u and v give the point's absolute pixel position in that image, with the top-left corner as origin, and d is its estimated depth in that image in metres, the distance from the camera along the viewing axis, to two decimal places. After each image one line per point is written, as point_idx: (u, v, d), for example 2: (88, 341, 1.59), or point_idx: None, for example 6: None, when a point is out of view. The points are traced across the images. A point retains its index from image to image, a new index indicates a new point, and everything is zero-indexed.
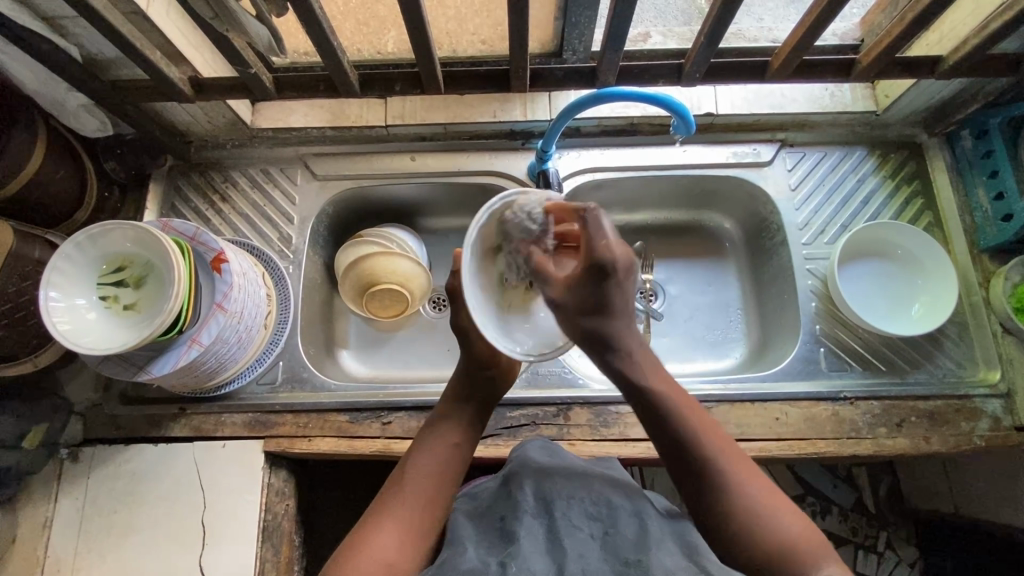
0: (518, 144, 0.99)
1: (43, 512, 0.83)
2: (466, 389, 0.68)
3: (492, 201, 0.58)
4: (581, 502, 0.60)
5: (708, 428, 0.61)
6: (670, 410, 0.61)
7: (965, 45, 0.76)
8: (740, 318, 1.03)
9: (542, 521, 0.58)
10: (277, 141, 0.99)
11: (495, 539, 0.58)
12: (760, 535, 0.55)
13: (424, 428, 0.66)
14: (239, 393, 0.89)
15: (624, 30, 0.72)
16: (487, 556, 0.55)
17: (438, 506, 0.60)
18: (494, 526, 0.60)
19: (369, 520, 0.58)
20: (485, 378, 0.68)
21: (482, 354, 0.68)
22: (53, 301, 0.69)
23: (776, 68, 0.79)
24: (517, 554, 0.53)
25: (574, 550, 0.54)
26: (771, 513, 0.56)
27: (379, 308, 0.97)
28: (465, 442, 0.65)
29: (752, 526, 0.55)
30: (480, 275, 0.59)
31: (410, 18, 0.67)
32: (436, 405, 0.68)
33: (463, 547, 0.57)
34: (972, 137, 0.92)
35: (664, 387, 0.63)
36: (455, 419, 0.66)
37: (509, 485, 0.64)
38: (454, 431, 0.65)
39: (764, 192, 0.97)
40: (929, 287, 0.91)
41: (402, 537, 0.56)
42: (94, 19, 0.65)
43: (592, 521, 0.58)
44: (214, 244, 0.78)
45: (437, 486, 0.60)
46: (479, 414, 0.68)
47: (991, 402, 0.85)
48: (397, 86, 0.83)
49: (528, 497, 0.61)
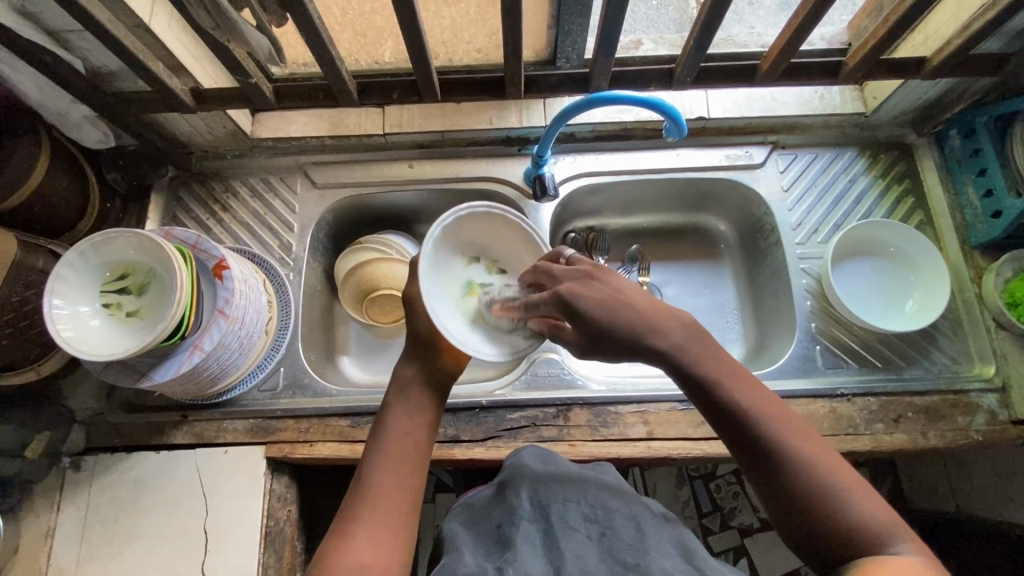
0: (514, 150, 1.00)
1: (45, 522, 0.84)
2: (413, 376, 0.68)
3: (445, 217, 0.63)
4: (577, 505, 0.64)
5: (775, 410, 0.55)
6: (729, 393, 0.56)
7: (948, 46, 0.78)
8: (737, 318, 1.04)
9: (539, 525, 0.62)
10: (278, 151, 1.01)
11: (491, 546, 0.62)
12: (836, 523, 0.51)
13: (377, 424, 0.66)
14: (241, 400, 0.90)
15: (616, 36, 0.73)
16: (485, 562, 0.59)
17: (405, 501, 0.60)
18: (492, 532, 0.64)
19: (341, 524, 0.58)
20: (427, 358, 0.69)
21: (424, 332, 0.68)
22: (57, 308, 0.70)
23: (764, 71, 0.81)
24: (514, 558, 0.57)
25: (571, 551, 0.58)
26: (854, 498, 0.51)
27: (379, 313, 1.00)
28: (419, 429, 0.65)
29: (832, 513, 0.51)
30: (444, 285, 0.65)
31: (407, 26, 0.69)
32: (386, 397, 0.68)
33: (460, 553, 0.61)
34: (960, 136, 0.93)
35: (721, 370, 0.57)
36: (405, 408, 0.66)
37: (506, 493, 0.68)
38: (405, 420, 0.65)
39: (756, 194, 0.98)
40: (923, 284, 0.92)
41: (377, 537, 0.57)
42: (100, 32, 0.66)
43: (588, 522, 0.62)
44: (215, 251, 0.79)
45: (403, 481, 0.61)
46: (429, 399, 0.68)
47: (986, 396, 0.86)
48: (394, 94, 0.85)
49: (524, 503, 0.65)
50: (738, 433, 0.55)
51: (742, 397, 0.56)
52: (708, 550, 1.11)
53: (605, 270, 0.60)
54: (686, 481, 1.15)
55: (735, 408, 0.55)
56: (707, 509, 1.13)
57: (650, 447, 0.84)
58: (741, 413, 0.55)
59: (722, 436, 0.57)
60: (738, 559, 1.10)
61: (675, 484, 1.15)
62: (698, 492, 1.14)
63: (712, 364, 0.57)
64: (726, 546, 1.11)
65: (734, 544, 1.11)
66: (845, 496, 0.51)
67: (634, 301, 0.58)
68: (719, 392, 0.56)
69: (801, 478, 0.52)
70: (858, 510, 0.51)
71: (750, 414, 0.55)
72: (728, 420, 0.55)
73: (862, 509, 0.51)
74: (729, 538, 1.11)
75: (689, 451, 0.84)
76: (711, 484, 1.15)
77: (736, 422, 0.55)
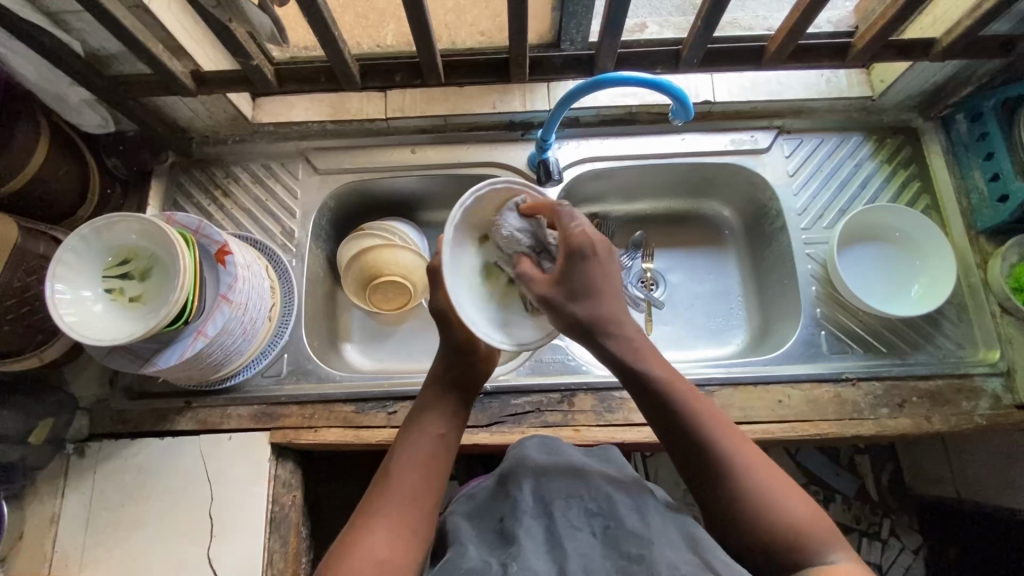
0: (518, 135, 1.00)
1: (50, 508, 0.84)
2: (450, 378, 0.68)
3: (464, 198, 0.61)
4: (579, 501, 0.64)
5: (711, 415, 0.59)
6: (670, 394, 0.60)
7: (958, 27, 0.77)
8: (740, 304, 1.04)
9: (541, 521, 0.62)
10: (278, 136, 1.00)
11: (495, 541, 0.62)
12: (771, 524, 0.54)
13: (408, 421, 0.66)
14: (245, 385, 0.89)
15: (623, 15, 0.72)
16: (488, 556, 0.59)
17: (429, 499, 0.60)
18: (494, 526, 0.65)
19: (363, 514, 0.58)
20: (465, 363, 0.69)
21: (462, 340, 0.68)
22: (59, 293, 0.69)
23: (771, 53, 0.81)
24: (517, 552, 0.57)
25: (574, 549, 0.58)
26: (783, 499, 0.55)
27: (382, 300, 0.98)
28: (450, 431, 0.65)
29: (762, 516, 0.54)
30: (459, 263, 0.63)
31: (412, 8, 0.68)
32: (419, 396, 0.68)
33: (464, 548, 0.62)
34: (966, 120, 0.92)
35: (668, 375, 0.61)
36: (438, 409, 0.66)
37: (509, 487, 0.68)
38: (437, 421, 0.65)
39: (761, 179, 0.98)
40: (928, 268, 0.92)
41: (397, 532, 0.56)
42: (99, 12, 0.65)
43: (592, 518, 0.62)
44: (218, 236, 0.78)
45: (427, 478, 0.61)
46: (462, 403, 0.68)
47: (990, 380, 0.86)
48: (397, 77, 0.84)
49: (528, 499, 0.65)
50: (678, 433, 0.59)
51: (685, 399, 0.60)
52: None
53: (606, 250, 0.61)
54: None
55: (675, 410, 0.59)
56: None
57: (655, 432, 0.84)
58: (681, 413, 0.59)
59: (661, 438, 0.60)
60: None
61: (677, 471, 1.15)
62: None
63: (660, 367, 0.61)
64: None
65: None
66: (779, 499, 0.55)
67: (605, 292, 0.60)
68: (661, 395, 0.60)
69: (731, 480, 0.56)
70: (790, 513, 0.55)
71: (689, 414, 0.59)
72: (665, 420, 0.59)
73: (795, 511, 0.55)
74: None
75: None
76: None
77: (677, 424, 0.59)
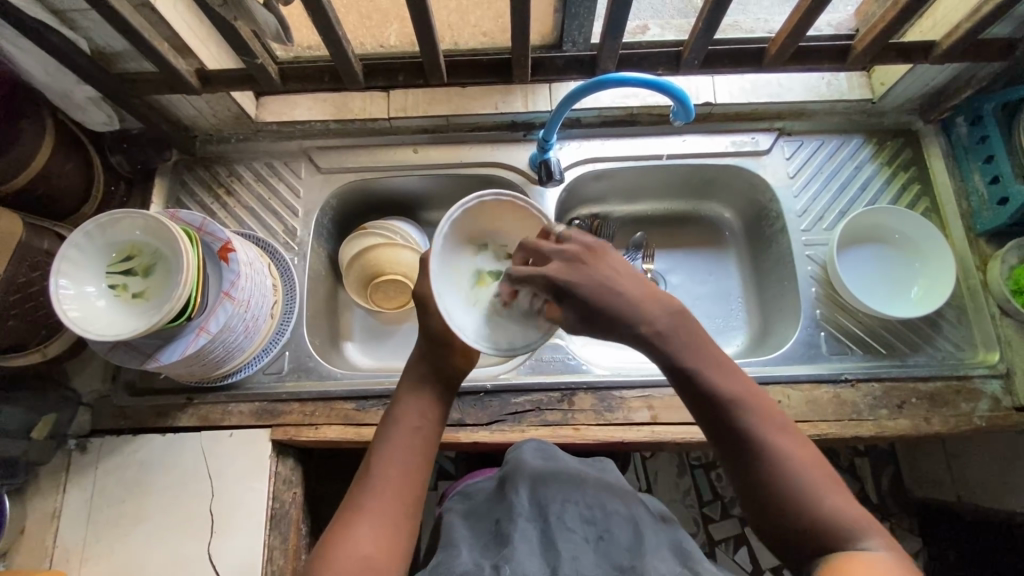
0: (520, 136, 1.00)
1: (52, 503, 0.84)
2: (425, 369, 0.67)
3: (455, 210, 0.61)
4: (575, 504, 0.65)
5: (755, 404, 0.57)
6: (709, 380, 0.57)
7: (957, 30, 0.77)
8: (740, 306, 1.04)
9: (536, 524, 0.63)
10: (282, 135, 1.00)
11: (490, 544, 0.63)
12: (808, 518, 0.52)
13: (386, 417, 0.66)
14: (247, 382, 0.90)
15: (625, 16, 0.73)
16: (481, 559, 0.60)
17: (409, 494, 0.60)
18: (489, 530, 0.66)
19: (346, 512, 0.59)
20: (440, 356, 0.68)
21: (440, 332, 0.67)
22: (63, 289, 0.70)
23: (772, 55, 0.81)
24: (511, 556, 0.58)
25: (568, 552, 0.59)
26: (827, 494, 0.53)
27: (384, 299, 1.00)
28: (428, 423, 0.65)
29: (799, 506, 0.53)
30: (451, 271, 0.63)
31: (415, 8, 0.69)
32: (396, 389, 0.68)
33: (458, 550, 0.62)
34: (966, 123, 0.93)
35: (708, 361, 0.58)
36: (415, 403, 0.66)
37: (505, 489, 0.69)
38: (414, 414, 0.65)
39: (762, 180, 0.98)
40: (927, 270, 0.92)
41: (379, 528, 0.57)
42: (105, 10, 0.66)
43: (586, 524, 0.63)
44: (221, 233, 0.79)
45: (406, 473, 0.61)
46: (438, 394, 0.67)
47: (990, 382, 0.86)
48: (401, 77, 0.84)
49: (524, 501, 0.66)
50: (717, 422, 0.57)
51: (727, 388, 0.57)
52: (710, 539, 1.11)
53: (599, 252, 0.60)
54: (688, 469, 1.15)
55: (718, 398, 0.57)
56: (708, 498, 1.14)
57: (654, 431, 0.85)
58: (720, 398, 0.57)
59: (700, 426, 0.59)
60: (737, 548, 1.11)
61: (677, 472, 1.15)
62: (699, 481, 1.15)
63: (699, 354, 0.58)
64: (727, 534, 1.12)
65: (735, 533, 1.12)
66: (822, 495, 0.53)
67: (627, 282, 0.59)
68: (701, 382, 0.57)
69: (769, 469, 0.54)
70: (833, 508, 0.52)
71: (729, 402, 0.56)
72: (705, 408, 0.57)
73: (838, 507, 0.52)
74: (731, 526, 1.12)
75: (693, 436, 0.84)
76: (712, 473, 1.15)
77: (716, 412, 0.57)
